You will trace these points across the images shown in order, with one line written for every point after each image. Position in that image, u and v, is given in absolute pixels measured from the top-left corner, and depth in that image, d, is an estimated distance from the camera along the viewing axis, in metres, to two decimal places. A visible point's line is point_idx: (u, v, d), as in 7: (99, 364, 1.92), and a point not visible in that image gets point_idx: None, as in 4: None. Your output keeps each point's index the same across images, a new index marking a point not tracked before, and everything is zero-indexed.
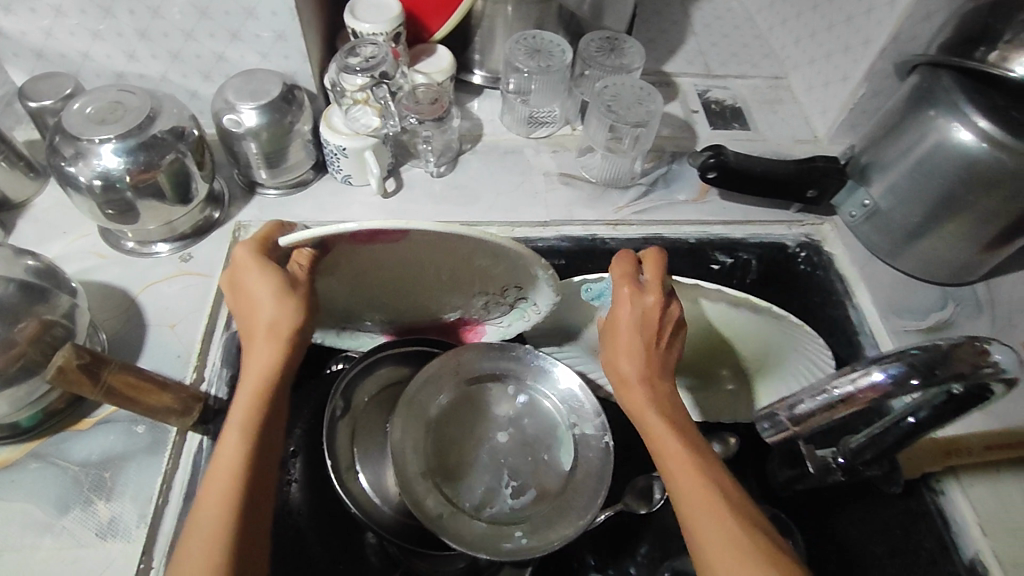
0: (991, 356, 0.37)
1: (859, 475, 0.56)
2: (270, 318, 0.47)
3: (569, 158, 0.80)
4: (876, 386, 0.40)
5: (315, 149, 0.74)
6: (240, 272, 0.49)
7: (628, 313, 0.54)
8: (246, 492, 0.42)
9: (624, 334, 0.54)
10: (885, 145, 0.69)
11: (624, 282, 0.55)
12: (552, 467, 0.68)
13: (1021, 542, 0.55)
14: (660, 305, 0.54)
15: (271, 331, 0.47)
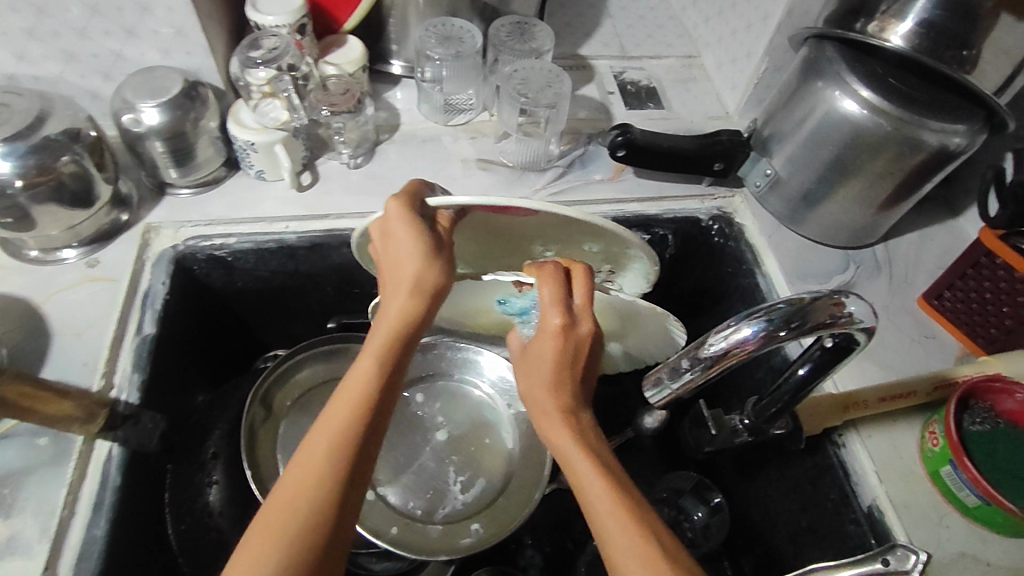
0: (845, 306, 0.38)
1: (765, 434, 0.59)
2: (412, 274, 0.48)
3: (487, 144, 0.81)
4: (746, 340, 0.39)
5: (224, 145, 0.72)
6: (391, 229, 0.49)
7: (553, 341, 0.51)
8: (364, 442, 0.43)
9: (547, 365, 0.52)
10: (783, 116, 0.71)
11: (554, 309, 0.52)
12: (495, 448, 0.72)
13: (914, 486, 0.59)
14: (593, 335, 0.53)
15: (410, 289, 0.48)
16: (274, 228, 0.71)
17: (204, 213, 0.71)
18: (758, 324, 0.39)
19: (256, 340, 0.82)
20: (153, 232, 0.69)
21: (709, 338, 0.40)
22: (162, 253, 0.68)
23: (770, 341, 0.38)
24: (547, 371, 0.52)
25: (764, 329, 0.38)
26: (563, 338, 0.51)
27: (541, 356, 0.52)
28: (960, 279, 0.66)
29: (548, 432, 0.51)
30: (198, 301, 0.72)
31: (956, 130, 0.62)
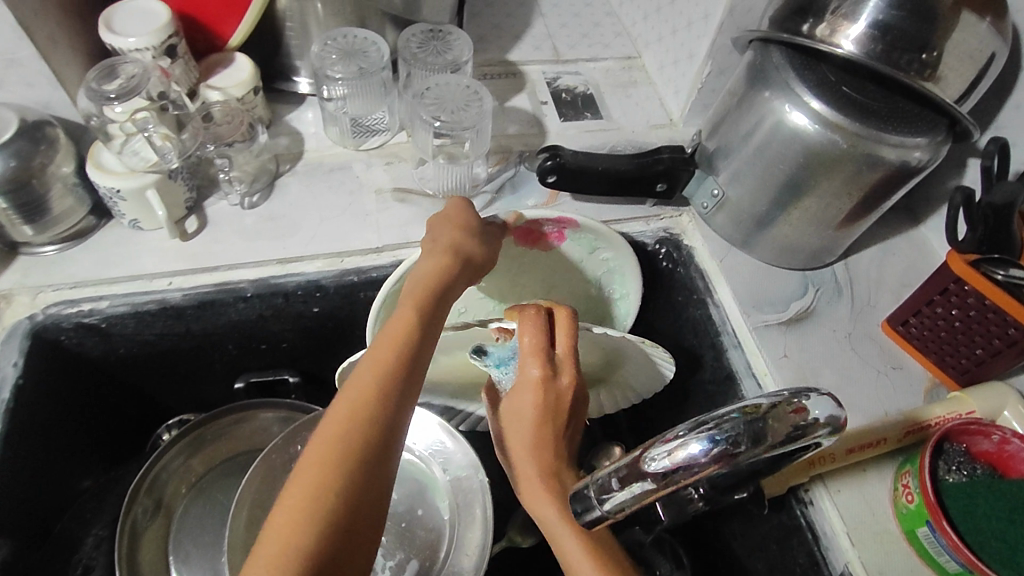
0: (811, 414, 0.30)
1: (722, 502, 0.52)
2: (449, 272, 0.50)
3: (404, 171, 0.72)
4: (693, 462, 0.31)
5: (88, 191, 0.61)
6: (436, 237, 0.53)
7: (535, 390, 0.51)
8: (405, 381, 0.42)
9: (526, 421, 0.51)
10: (728, 129, 0.64)
11: (535, 361, 0.51)
12: (430, 520, 0.64)
13: (891, 548, 0.52)
14: (575, 384, 0.51)
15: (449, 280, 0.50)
16: (154, 286, 0.61)
17: (66, 273, 0.59)
18: (709, 441, 0.31)
19: (157, 407, 0.71)
20: (3, 301, 0.58)
21: (649, 454, 0.32)
22: (15, 326, 0.57)
23: (724, 462, 0.30)
24: (527, 428, 0.51)
25: (716, 451, 0.30)
26: (542, 389, 0.51)
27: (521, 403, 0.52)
28: (927, 305, 0.60)
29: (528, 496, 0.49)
30: (70, 376, 0.61)
31: (917, 144, 0.56)
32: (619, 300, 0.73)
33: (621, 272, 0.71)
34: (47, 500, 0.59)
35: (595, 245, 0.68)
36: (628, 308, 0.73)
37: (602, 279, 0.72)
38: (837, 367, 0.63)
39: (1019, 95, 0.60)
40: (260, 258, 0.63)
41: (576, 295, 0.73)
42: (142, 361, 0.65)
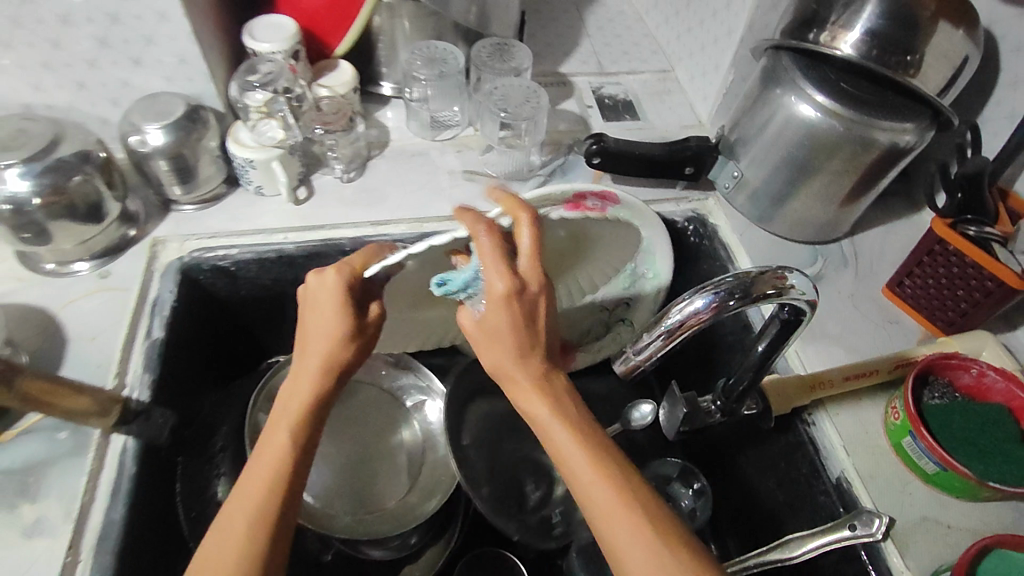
0: (787, 279, 0.44)
1: (737, 414, 0.63)
2: (338, 335, 0.48)
3: (472, 157, 0.86)
4: (700, 311, 0.44)
5: (225, 164, 0.77)
6: (317, 294, 0.50)
7: (505, 314, 0.47)
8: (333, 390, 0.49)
9: (505, 338, 0.47)
10: (747, 122, 0.76)
11: (501, 277, 0.47)
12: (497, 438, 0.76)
13: (882, 458, 0.62)
14: (542, 295, 0.48)
15: (336, 341, 0.48)
16: (273, 239, 0.75)
17: (207, 225, 0.75)
18: (711, 296, 0.44)
19: (260, 347, 0.85)
20: (159, 246, 0.73)
21: (668, 310, 0.44)
22: (169, 265, 0.72)
23: (721, 310, 0.43)
24: (509, 344, 0.47)
25: (715, 300, 0.43)
26: (512, 307, 0.47)
27: (489, 323, 0.48)
28: (918, 267, 0.70)
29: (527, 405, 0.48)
30: (203, 310, 0.75)
31: (906, 128, 0.67)
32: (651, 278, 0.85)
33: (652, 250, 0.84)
34: (183, 388, 0.68)
35: (629, 222, 0.81)
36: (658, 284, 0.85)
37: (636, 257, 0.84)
38: (840, 321, 0.73)
39: (999, 94, 0.70)
40: (357, 219, 0.77)
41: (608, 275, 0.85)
42: (254, 304, 0.80)
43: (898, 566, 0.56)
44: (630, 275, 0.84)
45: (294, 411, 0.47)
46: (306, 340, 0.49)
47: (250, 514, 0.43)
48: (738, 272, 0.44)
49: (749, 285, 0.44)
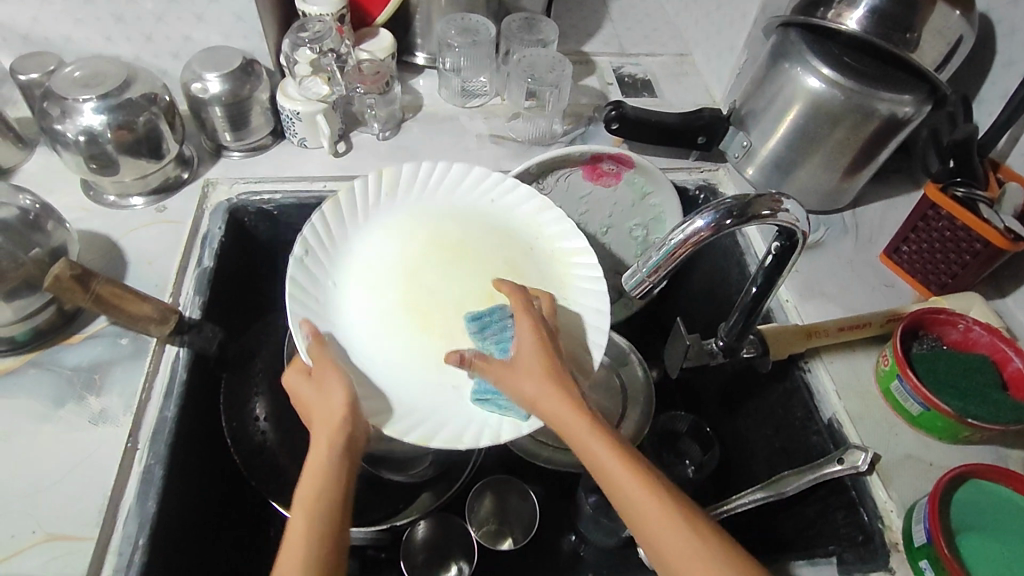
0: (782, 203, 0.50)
1: (737, 356, 0.68)
2: (345, 399, 0.51)
3: (499, 123, 0.91)
4: (701, 229, 0.49)
5: (273, 116, 0.83)
6: (299, 368, 0.54)
7: (530, 337, 0.54)
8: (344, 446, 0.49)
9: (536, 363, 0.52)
10: (757, 95, 0.82)
11: (523, 315, 0.55)
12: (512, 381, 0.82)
13: (872, 403, 0.67)
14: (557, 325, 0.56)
15: (349, 408, 0.51)
16: (313, 186, 0.81)
17: (254, 170, 0.81)
18: (710, 216, 0.49)
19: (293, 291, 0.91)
20: (210, 187, 0.79)
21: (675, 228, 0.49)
22: (218, 204, 0.78)
23: (720, 229, 0.49)
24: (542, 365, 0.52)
25: (713, 219, 0.49)
26: (537, 329, 0.54)
27: (526, 357, 0.53)
28: (913, 232, 0.75)
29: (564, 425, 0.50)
30: (247, 252, 0.81)
31: (905, 101, 0.72)
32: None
33: (664, 218, 0.88)
34: (226, 314, 0.74)
35: (643, 188, 0.86)
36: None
37: (648, 225, 0.88)
38: (837, 283, 0.78)
39: (995, 74, 0.75)
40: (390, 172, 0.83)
41: (624, 238, 0.89)
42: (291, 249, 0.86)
43: (882, 499, 0.61)
44: (643, 239, 0.89)
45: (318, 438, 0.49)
46: (318, 419, 0.51)
47: (298, 536, 0.45)
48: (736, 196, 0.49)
49: (745, 208, 0.49)
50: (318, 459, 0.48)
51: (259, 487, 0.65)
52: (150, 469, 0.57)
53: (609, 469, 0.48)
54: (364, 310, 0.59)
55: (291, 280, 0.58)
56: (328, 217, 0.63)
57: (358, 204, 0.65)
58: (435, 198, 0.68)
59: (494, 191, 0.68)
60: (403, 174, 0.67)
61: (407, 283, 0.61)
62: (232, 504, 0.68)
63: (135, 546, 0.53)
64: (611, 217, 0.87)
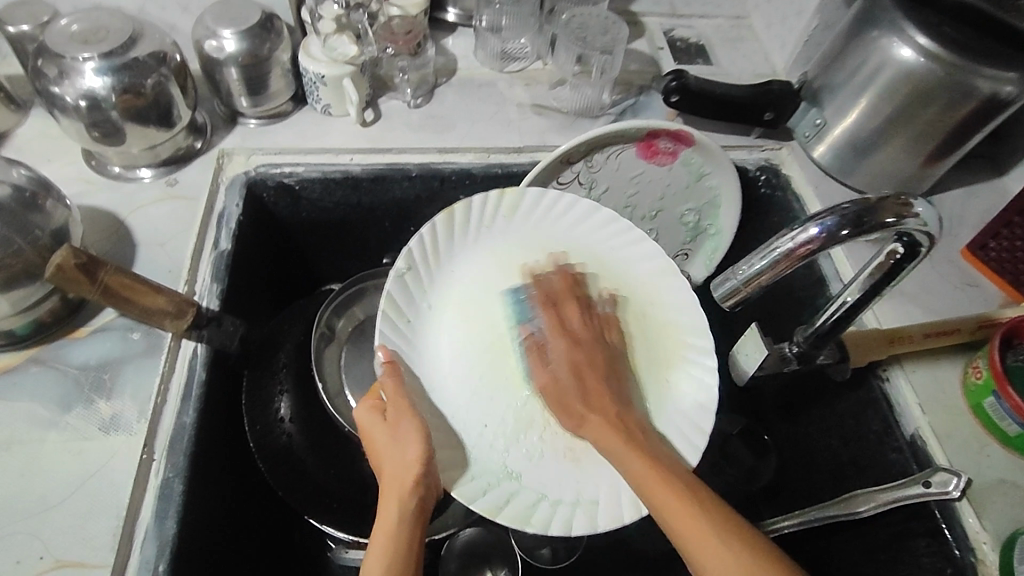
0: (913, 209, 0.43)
1: (813, 362, 0.62)
2: (416, 456, 0.50)
3: (541, 90, 0.82)
4: (813, 239, 0.42)
5: (294, 79, 0.74)
6: (367, 418, 0.54)
7: (557, 343, 0.56)
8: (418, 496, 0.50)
9: (562, 384, 0.55)
10: (835, 68, 0.72)
11: (551, 330, 0.57)
12: None
13: (960, 419, 0.62)
14: (585, 325, 0.58)
15: (417, 467, 0.50)
16: (338, 159, 0.73)
17: (273, 140, 0.73)
18: (825, 223, 0.42)
19: (316, 271, 0.84)
20: (226, 158, 0.71)
21: (786, 234, 0.43)
22: (235, 177, 0.70)
23: (834, 238, 0.42)
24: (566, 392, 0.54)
25: (829, 228, 0.42)
26: (566, 346, 0.56)
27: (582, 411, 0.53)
28: (1007, 228, 0.68)
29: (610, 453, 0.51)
30: (265, 229, 0.74)
31: (1009, 78, 0.62)
32: (712, 236, 0.82)
33: (719, 202, 0.79)
34: (243, 297, 0.68)
35: (701, 170, 0.76)
36: (719, 243, 0.82)
37: (702, 209, 0.80)
38: (916, 281, 0.70)
39: None
40: (424, 145, 0.75)
41: (675, 222, 0.81)
42: (317, 228, 0.79)
43: (972, 526, 0.56)
44: (694, 224, 0.81)
45: (387, 505, 0.50)
46: (387, 474, 0.51)
47: None
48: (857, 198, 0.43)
49: (866, 214, 0.43)
50: (387, 517, 0.49)
51: (289, 497, 0.60)
52: (169, 484, 0.51)
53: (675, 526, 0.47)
54: (460, 350, 0.58)
55: (386, 306, 0.57)
56: (438, 230, 0.60)
57: (473, 219, 0.61)
58: (551, 228, 0.63)
59: (612, 239, 0.63)
60: (527, 196, 0.63)
61: (507, 328, 0.59)
62: (263, 507, 0.63)
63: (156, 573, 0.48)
64: (662, 200, 0.78)
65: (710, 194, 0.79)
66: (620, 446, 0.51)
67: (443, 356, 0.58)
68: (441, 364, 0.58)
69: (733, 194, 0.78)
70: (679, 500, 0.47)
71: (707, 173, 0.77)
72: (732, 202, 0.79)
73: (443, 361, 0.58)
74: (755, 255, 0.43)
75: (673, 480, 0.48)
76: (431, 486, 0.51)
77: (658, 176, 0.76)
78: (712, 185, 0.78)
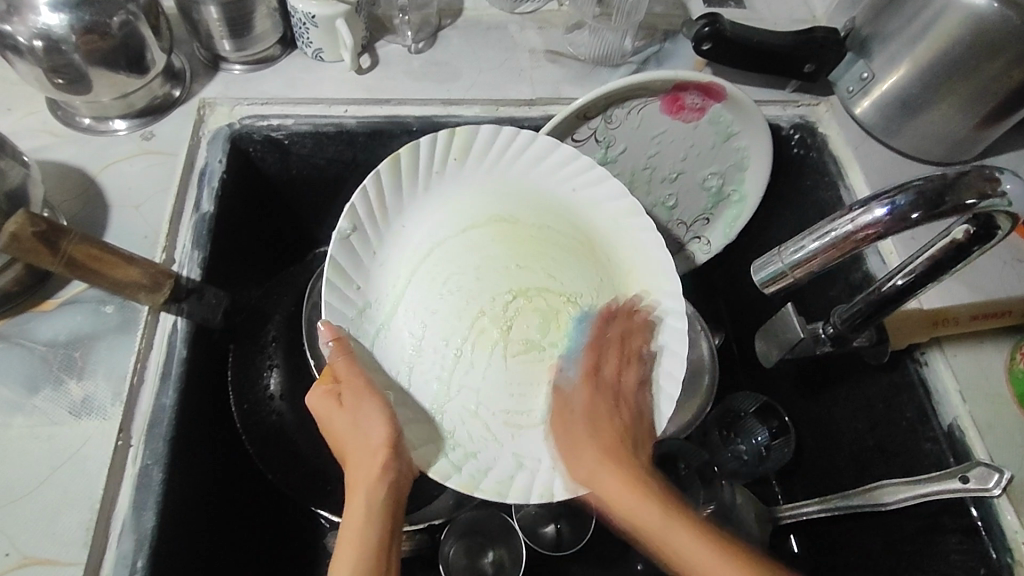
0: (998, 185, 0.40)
1: (848, 346, 0.58)
2: (385, 439, 0.47)
3: (556, 35, 0.74)
4: (878, 221, 0.40)
5: (281, 20, 0.67)
6: (322, 404, 0.48)
7: (583, 393, 0.55)
8: (392, 485, 0.47)
9: (580, 420, 0.54)
10: (891, 13, 0.63)
11: (613, 354, 0.56)
12: None
13: (1003, 409, 0.56)
14: (635, 374, 0.56)
15: (384, 451, 0.47)
16: (332, 111, 0.67)
17: (259, 89, 0.66)
18: (894, 205, 0.40)
19: (308, 234, 0.78)
20: (207, 108, 0.65)
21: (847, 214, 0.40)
22: (217, 131, 0.64)
23: (901, 221, 0.40)
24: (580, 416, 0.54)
25: (898, 209, 0.39)
26: (597, 400, 0.55)
27: (577, 402, 0.55)
28: None
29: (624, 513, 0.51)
30: (252, 187, 0.68)
31: None
32: (735, 203, 0.74)
33: (745, 165, 0.72)
34: (224, 260, 0.62)
35: (729, 129, 0.69)
36: (741, 211, 0.74)
37: (726, 173, 0.72)
38: None
39: None
40: (425, 96, 0.68)
41: (695, 187, 0.73)
42: (307, 186, 0.72)
43: (1012, 527, 0.52)
44: (717, 190, 0.74)
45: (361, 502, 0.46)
46: (353, 459, 0.48)
47: None
48: (932, 176, 0.40)
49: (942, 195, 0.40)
50: (358, 508, 0.46)
51: (280, 480, 0.56)
52: (147, 473, 0.47)
53: (682, 554, 0.49)
54: (423, 306, 0.56)
55: (334, 272, 0.53)
56: (385, 178, 0.56)
57: (421, 161, 0.57)
58: (509, 172, 0.60)
59: (565, 180, 0.60)
60: (479, 135, 0.58)
61: (472, 282, 0.57)
62: (247, 485, 0.60)
63: (134, 568, 0.45)
64: (684, 161, 0.71)
65: (737, 155, 0.71)
66: (648, 504, 0.51)
67: (401, 315, 0.55)
68: (402, 327, 0.55)
69: (763, 156, 0.71)
70: (711, 549, 0.48)
71: (735, 132, 0.69)
72: (762, 166, 0.71)
73: (401, 317, 0.55)
74: (809, 234, 0.40)
75: (655, 500, 0.51)
76: (404, 472, 0.48)
77: (682, 135, 0.69)
78: (741, 144, 0.70)
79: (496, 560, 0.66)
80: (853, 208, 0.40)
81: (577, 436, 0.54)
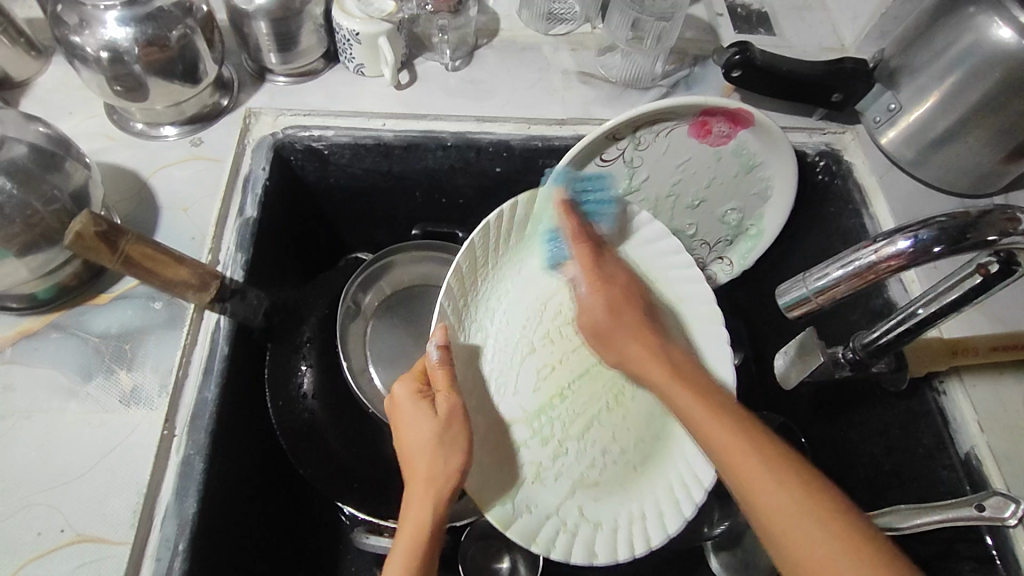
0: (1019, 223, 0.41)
1: (867, 371, 0.59)
2: (466, 462, 0.47)
3: (588, 57, 0.76)
4: (901, 252, 0.41)
5: (327, 35, 0.70)
6: (413, 409, 0.49)
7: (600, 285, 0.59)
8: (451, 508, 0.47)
9: (596, 310, 0.58)
10: (918, 47, 0.65)
11: (580, 244, 0.60)
12: None
13: (1020, 439, 0.57)
14: (591, 270, 0.59)
15: (462, 474, 0.47)
16: (372, 124, 0.69)
17: (302, 101, 0.69)
18: (918, 238, 0.41)
19: (341, 240, 0.81)
20: (253, 118, 0.68)
21: (868, 245, 0.42)
22: (261, 140, 0.66)
23: (924, 255, 0.41)
24: (592, 300, 0.59)
25: (921, 243, 0.41)
26: (597, 287, 0.59)
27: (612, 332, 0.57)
28: None
29: (635, 356, 0.55)
30: (292, 193, 0.71)
31: None
32: (752, 237, 0.76)
33: (768, 195, 0.73)
34: (263, 266, 0.64)
35: (752, 160, 0.70)
36: (756, 243, 0.76)
37: (746, 205, 0.74)
38: None
39: None
40: (460, 113, 0.71)
41: (718, 213, 0.74)
42: (343, 194, 0.75)
43: None
44: (737, 221, 0.76)
45: (419, 518, 0.45)
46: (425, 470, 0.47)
47: None
48: (957, 213, 0.41)
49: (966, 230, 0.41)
50: (414, 519, 0.45)
51: (312, 475, 0.58)
52: (190, 461, 0.50)
53: (693, 417, 0.48)
54: (507, 331, 0.61)
55: (453, 280, 0.57)
56: (519, 212, 0.59)
57: (545, 213, 0.61)
58: (614, 245, 0.64)
59: (664, 270, 0.65)
60: (609, 205, 0.63)
61: (556, 334, 0.62)
62: (281, 479, 0.62)
63: (175, 552, 0.47)
64: (707, 189, 0.72)
65: (761, 184, 0.72)
66: (655, 365, 0.53)
67: (490, 337, 0.61)
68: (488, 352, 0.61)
69: (786, 189, 0.72)
70: (703, 406, 0.48)
71: (762, 161, 0.70)
72: (784, 200, 0.73)
73: (489, 342, 0.61)
74: (832, 264, 0.42)
75: (700, 390, 0.50)
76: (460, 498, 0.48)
77: (707, 163, 0.70)
78: (767, 174, 0.71)
79: (512, 565, 0.68)
80: (877, 241, 0.42)
81: (585, 305, 0.59)
